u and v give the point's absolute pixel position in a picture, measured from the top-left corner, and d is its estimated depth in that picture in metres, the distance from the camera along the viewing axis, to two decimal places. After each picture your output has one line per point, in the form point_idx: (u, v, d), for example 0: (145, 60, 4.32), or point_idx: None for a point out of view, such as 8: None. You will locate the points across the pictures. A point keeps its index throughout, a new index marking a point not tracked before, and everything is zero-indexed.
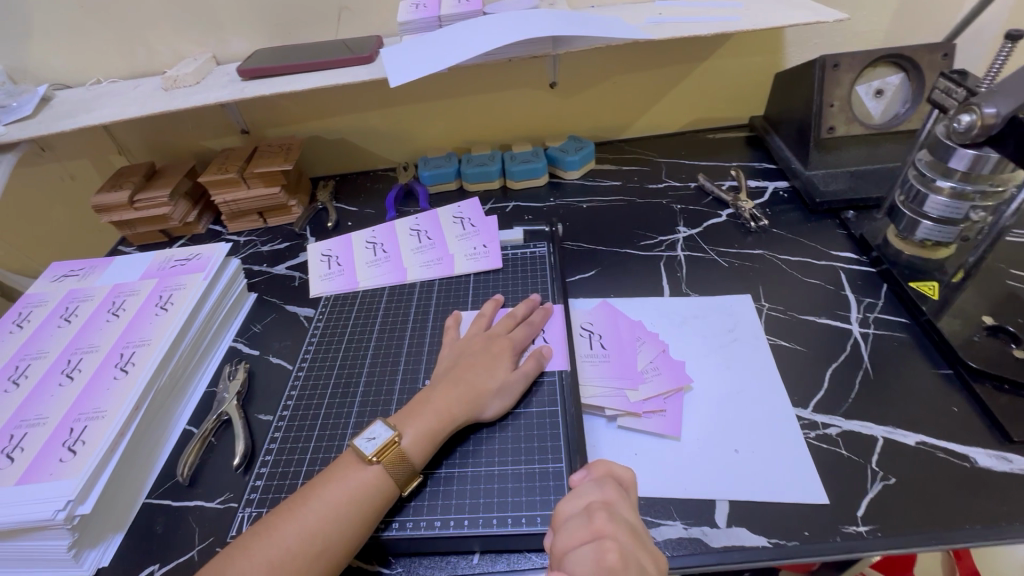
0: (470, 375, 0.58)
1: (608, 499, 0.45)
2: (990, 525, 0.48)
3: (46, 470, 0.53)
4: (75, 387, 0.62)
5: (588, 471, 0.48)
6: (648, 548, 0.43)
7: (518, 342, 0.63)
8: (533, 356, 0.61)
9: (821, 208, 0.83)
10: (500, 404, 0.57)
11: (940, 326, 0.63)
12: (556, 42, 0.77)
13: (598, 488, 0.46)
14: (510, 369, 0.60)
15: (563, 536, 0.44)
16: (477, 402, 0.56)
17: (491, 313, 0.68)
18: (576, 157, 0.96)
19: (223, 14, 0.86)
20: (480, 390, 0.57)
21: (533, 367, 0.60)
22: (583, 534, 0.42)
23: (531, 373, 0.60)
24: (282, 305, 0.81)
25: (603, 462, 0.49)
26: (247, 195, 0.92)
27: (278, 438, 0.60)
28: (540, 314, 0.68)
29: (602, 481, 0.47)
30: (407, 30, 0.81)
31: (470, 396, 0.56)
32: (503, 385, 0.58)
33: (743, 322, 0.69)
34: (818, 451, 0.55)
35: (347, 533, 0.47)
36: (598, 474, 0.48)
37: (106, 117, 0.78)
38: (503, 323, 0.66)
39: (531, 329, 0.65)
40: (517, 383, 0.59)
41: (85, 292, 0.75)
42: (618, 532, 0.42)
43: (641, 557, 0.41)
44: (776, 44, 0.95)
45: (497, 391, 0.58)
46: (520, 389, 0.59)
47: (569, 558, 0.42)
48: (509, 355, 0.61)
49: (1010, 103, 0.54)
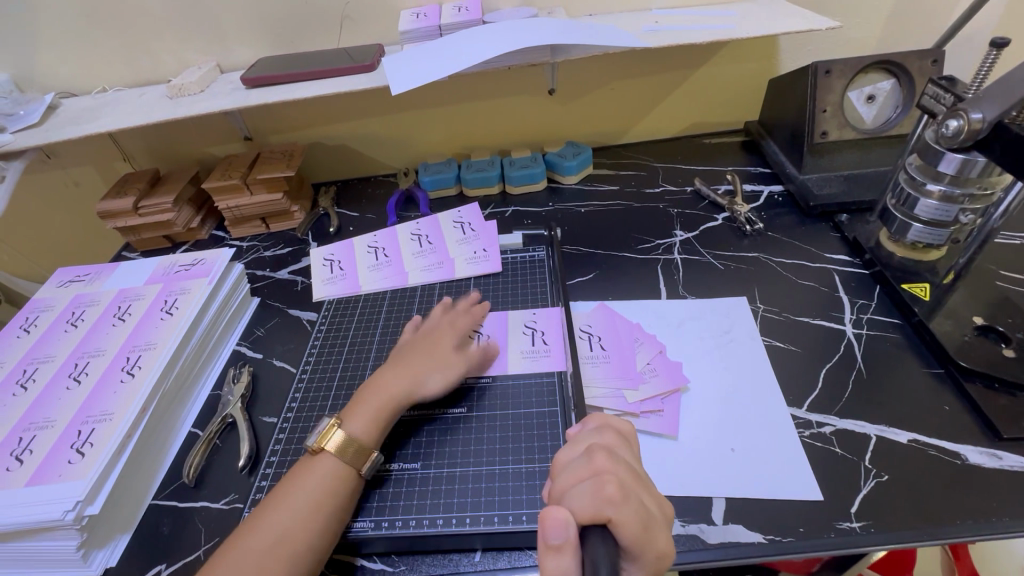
0: (409, 361, 0.61)
1: (609, 443, 0.43)
2: (981, 521, 0.49)
3: (55, 471, 0.54)
4: (82, 390, 0.63)
5: (586, 424, 0.47)
6: (649, 491, 0.39)
7: (453, 328, 0.66)
8: (474, 343, 0.65)
9: (815, 211, 0.84)
10: (442, 377, 0.60)
11: (931, 327, 0.64)
12: (554, 50, 0.78)
13: (597, 434, 0.44)
14: (451, 352, 0.63)
15: (561, 479, 0.39)
16: (417, 381, 0.59)
17: (440, 310, 0.70)
18: (574, 162, 0.97)
19: (226, 23, 0.88)
20: (418, 370, 0.60)
21: (474, 352, 0.64)
22: (582, 473, 0.38)
23: (473, 355, 0.63)
24: (284, 310, 0.82)
25: (601, 415, 0.47)
26: (250, 201, 0.93)
27: (282, 439, 0.61)
28: (480, 306, 0.71)
29: (602, 429, 0.45)
30: (407, 39, 0.83)
31: (408, 378, 0.59)
32: (441, 366, 0.61)
33: (739, 323, 0.70)
34: (813, 449, 0.56)
35: (314, 528, 0.48)
36: (596, 425, 0.45)
37: (113, 125, 0.79)
38: (438, 315, 0.69)
39: (464, 314, 0.69)
40: (452, 361, 0.62)
41: (91, 297, 0.77)
42: (618, 469, 0.38)
43: (642, 498, 0.37)
44: (769, 51, 0.97)
45: (434, 369, 0.61)
46: (461, 364, 0.62)
47: (566, 495, 0.36)
48: (449, 341, 0.64)
49: (997, 108, 0.55)
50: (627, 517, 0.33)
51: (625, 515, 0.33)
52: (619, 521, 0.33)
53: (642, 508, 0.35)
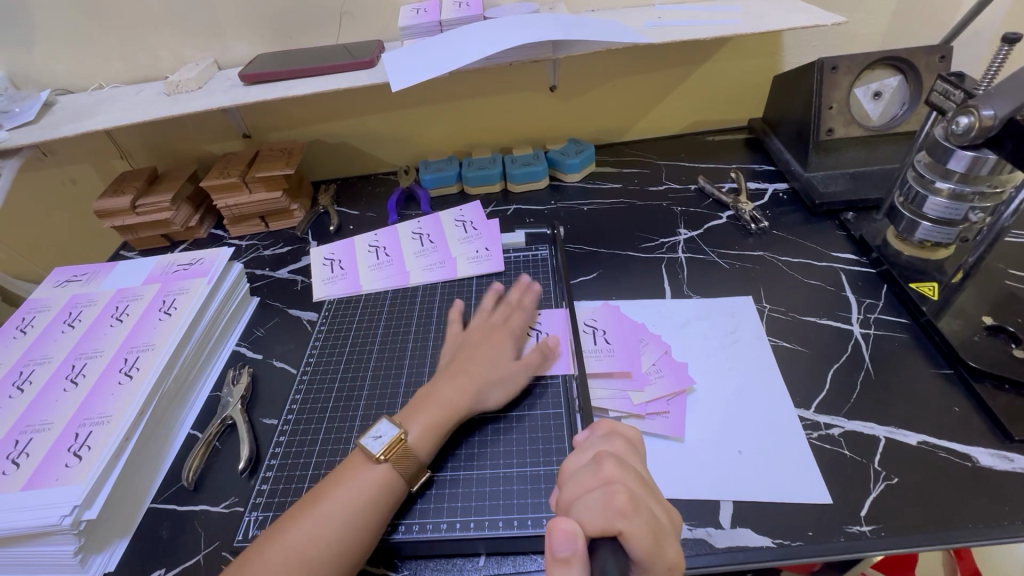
0: (470, 365, 0.59)
1: (617, 451, 0.42)
2: (992, 524, 0.48)
3: (52, 475, 0.53)
4: (80, 392, 0.62)
5: (593, 430, 0.45)
6: (659, 500, 0.38)
7: (515, 329, 0.65)
8: (535, 347, 0.63)
9: (821, 209, 0.83)
10: (503, 391, 0.59)
11: (940, 327, 0.63)
12: (556, 46, 0.77)
13: (606, 441, 0.43)
14: (512, 357, 0.61)
15: (568, 489, 0.38)
16: (480, 392, 0.57)
17: (490, 304, 0.69)
18: (577, 159, 0.96)
19: (224, 18, 0.87)
20: (481, 378, 0.58)
21: (537, 358, 0.62)
22: (590, 482, 0.37)
23: (535, 363, 0.61)
24: (285, 309, 0.81)
25: (608, 421, 0.46)
26: (249, 200, 0.92)
27: (282, 442, 0.61)
28: (530, 296, 0.70)
29: (609, 436, 0.44)
30: (408, 35, 0.82)
31: (471, 386, 0.57)
32: (504, 373, 0.59)
33: (745, 323, 0.69)
34: (821, 451, 0.55)
35: (350, 533, 0.47)
36: (603, 431, 0.44)
37: (109, 122, 0.78)
38: (501, 313, 0.67)
39: (524, 316, 0.67)
40: (518, 373, 0.60)
41: (88, 297, 0.76)
42: (627, 478, 0.37)
43: (652, 507, 0.36)
44: (774, 47, 0.96)
45: (499, 380, 0.59)
46: (523, 375, 0.60)
47: (574, 506, 0.36)
48: (509, 344, 0.62)
49: (1008, 104, 0.54)
50: (638, 529, 0.32)
51: (635, 527, 0.33)
52: (629, 533, 0.32)
53: (653, 518, 0.34)
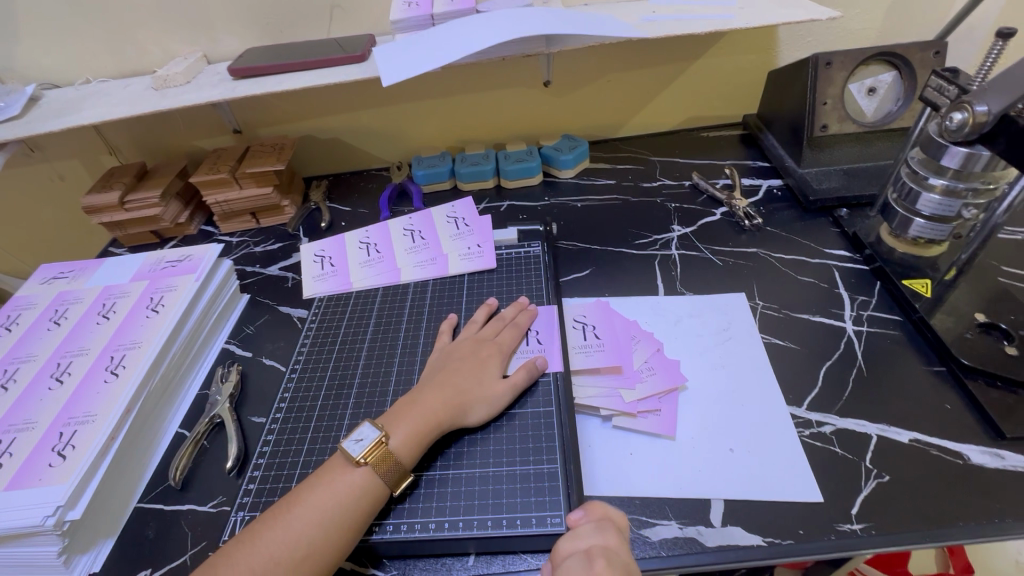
0: (455, 378, 0.58)
1: (608, 544, 0.44)
2: (982, 522, 0.48)
3: (35, 475, 0.52)
4: (65, 391, 0.61)
5: (585, 513, 0.47)
6: None
7: (504, 346, 0.63)
8: (523, 367, 0.60)
9: (814, 206, 0.83)
10: (483, 408, 0.57)
11: (932, 324, 0.63)
12: (549, 40, 0.76)
13: (598, 533, 0.45)
14: (497, 377, 0.60)
15: None
16: (460, 405, 0.56)
17: (481, 318, 0.68)
18: (570, 156, 0.96)
19: (213, 12, 0.86)
20: (464, 393, 0.57)
21: (523, 378, 0.59)
22: None
23: (521, 384, 0.59)
24: (275, 306, 0.80)
25: (599, 505, 0.48)
26: (239, 195, 0.91)
27: (270, 440, 0.60)
28: (526, 315, 0.68)
29: (601, 524, 0.45)
30: (400, 28, 0.80)
31: (453, 398, 0.56)
32: (487, 391, 0.58)
33: (738, 321, 0.69)
34: (812, 448, 0.55)
35: (327, 535, 0.46)
36: (596, 517, 0.46)
37: (95, 117, 0.77)
38: (492, 327, 0.66)
39: (518, 331, 0.66)
40: (502, 390, 0.58)
41: (74, 295, 0.75)
42: None
43: None
44: (769, 42, 0.95)
45: (480, 395, 0.57)
46: (510, 394, 0.59)
47: None
48: (496, 361, 0.61)
49: (1002, 101, 0.53)
50: None
51: None
52: None
53: None
